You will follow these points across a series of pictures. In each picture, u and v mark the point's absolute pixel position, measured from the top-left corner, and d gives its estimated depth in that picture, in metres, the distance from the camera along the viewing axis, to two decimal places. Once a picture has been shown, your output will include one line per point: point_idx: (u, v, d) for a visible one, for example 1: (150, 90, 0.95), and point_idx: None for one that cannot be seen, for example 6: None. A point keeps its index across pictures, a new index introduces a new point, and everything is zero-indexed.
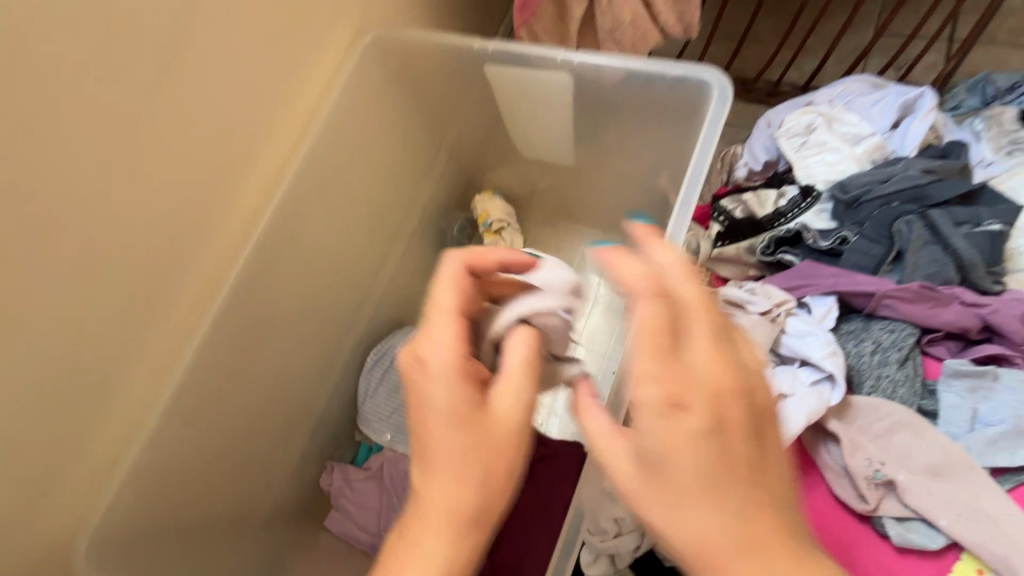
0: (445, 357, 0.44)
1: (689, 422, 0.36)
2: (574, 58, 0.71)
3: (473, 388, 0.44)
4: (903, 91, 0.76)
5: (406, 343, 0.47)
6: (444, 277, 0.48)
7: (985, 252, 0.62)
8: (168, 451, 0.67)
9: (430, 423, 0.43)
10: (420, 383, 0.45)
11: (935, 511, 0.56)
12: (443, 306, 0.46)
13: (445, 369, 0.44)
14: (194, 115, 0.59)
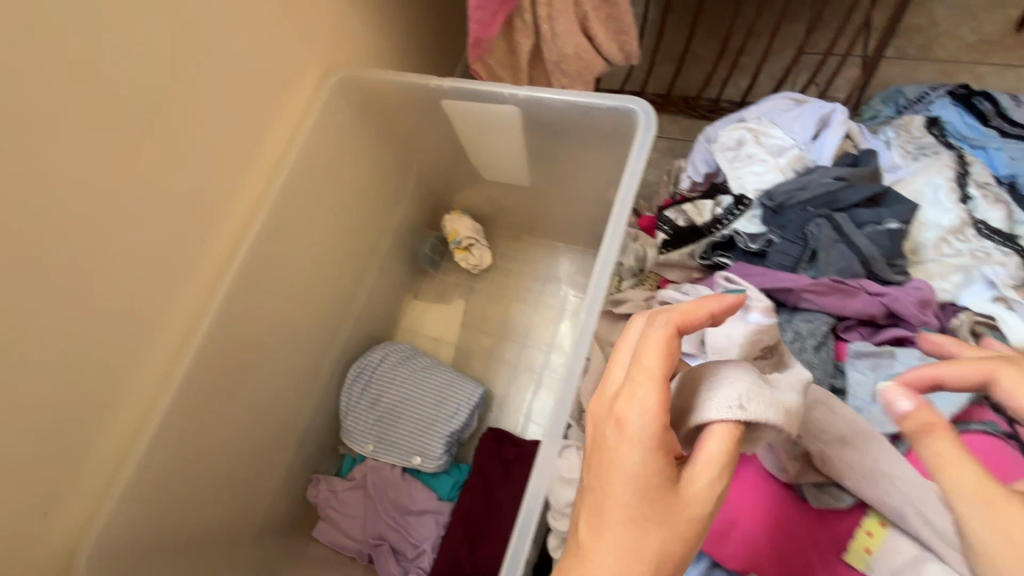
0: (642, 420, 0.37)
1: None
2: (518, 93, 0.77)
3: (669, 460, 0.37)
4: (820, 107, 0.85)
5: (600, 386, 0.42)
6: (653, 336, 0.39)
7: (887, 248, 0.70)
8: (161, 471, 0.72)
9: (612, 485, 0.37)
10: (611, 440, 0.38)
11: (845, 474, 0.53)
12: (648, 368, 0.38)
13: (640, 438, 0.37)
14: (173, 160, 0.65)
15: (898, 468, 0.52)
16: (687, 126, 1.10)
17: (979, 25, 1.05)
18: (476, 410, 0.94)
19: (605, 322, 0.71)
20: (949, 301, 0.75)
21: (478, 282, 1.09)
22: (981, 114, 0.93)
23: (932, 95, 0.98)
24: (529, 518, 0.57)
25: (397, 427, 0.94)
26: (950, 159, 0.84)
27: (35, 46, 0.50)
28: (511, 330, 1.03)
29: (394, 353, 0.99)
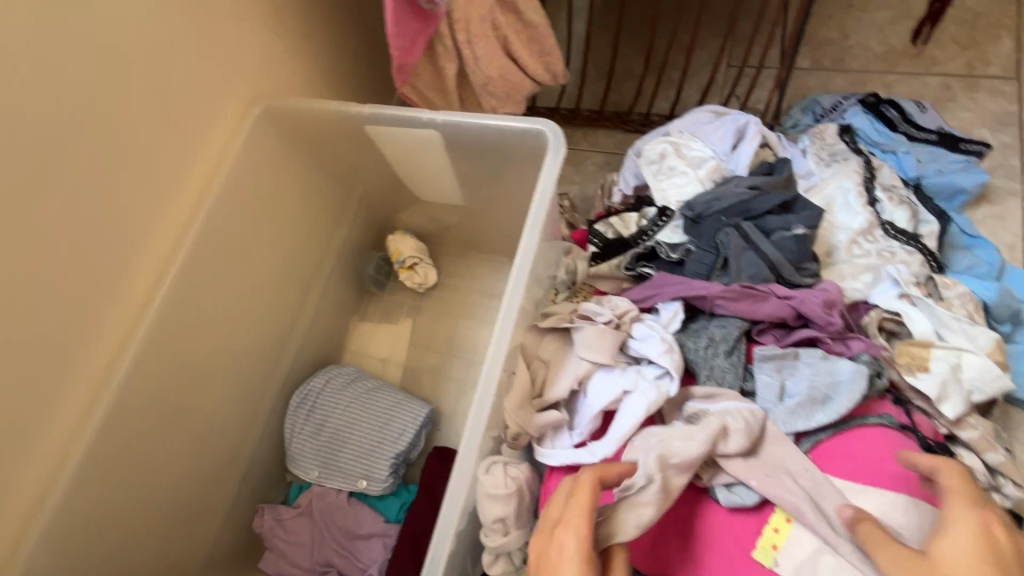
0: (579, 547, 0.45)
1: (974, 556, 0.40)
2: (435, 117, 0.81)
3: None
4: (736, 120, 0.89)
5: (541, 523, 0.50)
6: (581, 481, 0.50)
7: (795, 253, 0.74)
8: (84, 505, 0.72)
9: None
10: (554, 561, 0.45)
11: (748, 473, 0.57)
12: (579, 498, 0.48)
13: (574, 554, 0.44)
14: (82, 197, 0.65)
15: (796, 461, 0.57)
16: (623, 140, 1.13)
17: (886, 37, 1.12)
18: (423, 430, 0.94)
19: (532, 335, 0.72)
20: (862, 299, 0.79)
21: (425, 301, 1.08)
22: (890, 120, 0.99)
23: (845, 104, 1.03)
24: (446, 532, 0.60)
25: (342, 453, 0.93)
26: (857, 165, 0.89)
27: None
28: (458, 347, 1.03)
29: (339, 376, 0.98)
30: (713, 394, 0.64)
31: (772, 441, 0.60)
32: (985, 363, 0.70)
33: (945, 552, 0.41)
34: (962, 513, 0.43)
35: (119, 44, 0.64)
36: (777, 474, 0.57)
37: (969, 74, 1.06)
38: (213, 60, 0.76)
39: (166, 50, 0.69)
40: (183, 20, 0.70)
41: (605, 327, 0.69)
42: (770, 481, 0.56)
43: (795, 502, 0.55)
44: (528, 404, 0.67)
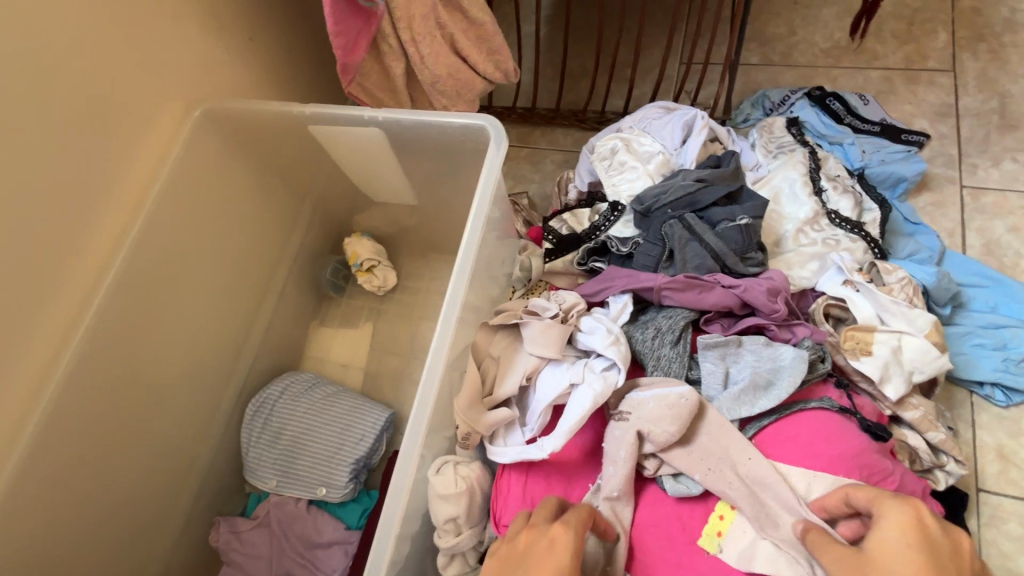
0: (574, 537, 0.49)
1: (905, 539, 0.44)
2: (378, 116, 0.81)
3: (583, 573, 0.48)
4: (684, 114, 0.90)
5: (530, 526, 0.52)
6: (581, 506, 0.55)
7: (739, 243, 0.75)
8: (18, 522, 0.70)
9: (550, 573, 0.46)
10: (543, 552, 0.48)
11: (691, 467, 0.60)
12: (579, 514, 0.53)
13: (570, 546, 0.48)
14: (4, 205, 0.63)
15: (740, 450, 0.59)
16: (581, 138, 1.14)
17: (831, 33, 1.15)
18: (383, 434, 0.93)
19: (483, 333, 0.72)
20: (810, 287, 0.81)
21: (384, 304, 1.06)
22: (835, 113, 1.01)
23: (793, 97, 1.05)
24: (389, 533, 0.58)
25: (300, 461, 0.91)
26: (802, 156, 0.91)
27: None
28: (419, 348, 1.01)
29: (296, 384, 0.96)
30: (653, 382, 0.65)
31: (709, 432, 0.61)
32: (924, 344, 0.72)
33: (882, 542, 0.45)
34: (890, 506, 0.47)
35: (39, 46, 0.62)
36: (716, 463, 0.59)
37: (909, 67, 1.10)
38: (147, 62, 0.74)
39: (92, 52, 0.67)
40: (110, 21, 0.68)
41: (552, 321, 0.69)
42: (712, 475, 0.59)
43: (737, 494, 0.58)
44: (478, 403, 0.66)
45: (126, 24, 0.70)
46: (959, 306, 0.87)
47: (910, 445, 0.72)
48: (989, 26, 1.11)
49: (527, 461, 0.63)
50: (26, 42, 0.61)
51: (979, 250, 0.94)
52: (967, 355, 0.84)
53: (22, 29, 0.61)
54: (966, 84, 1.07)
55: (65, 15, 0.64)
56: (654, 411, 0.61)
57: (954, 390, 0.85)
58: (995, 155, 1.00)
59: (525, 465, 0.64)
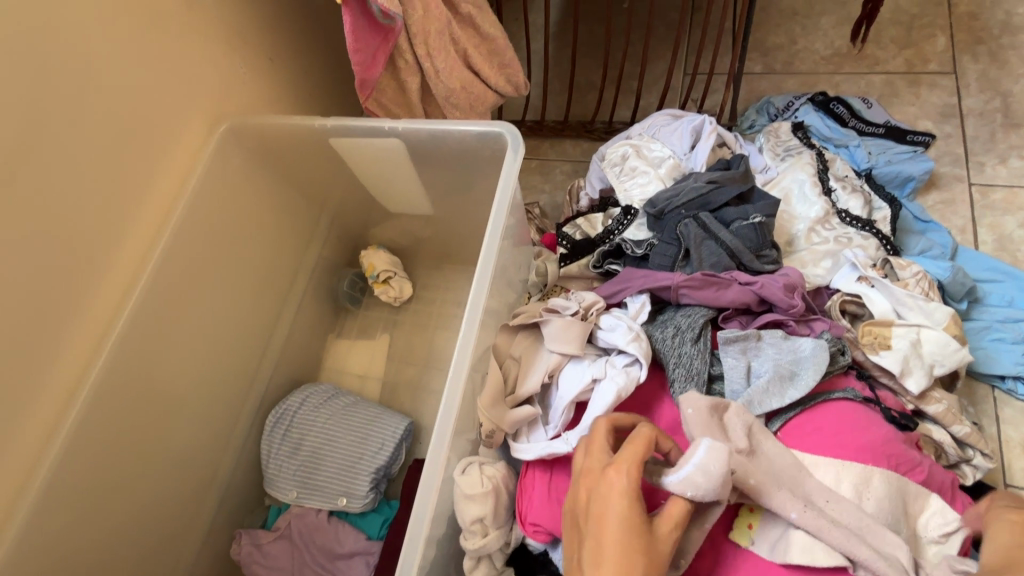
0: (631, 481, 0.48)
1: None
2: (396, 127, 0.83)
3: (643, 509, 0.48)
4: (692, 119, 0.92)
5: (591, 463, 0.52)
6: (641, 432, 0.53)
7: (753, 240, 0.76)
8: (47, 535, 0.71)
9: (608, 522, 0.47)
10: (603, 494, 0.49)
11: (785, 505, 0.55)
12: (637, 446, 0.51)
13: (628, 492, 0.47)
14: (43, 214, 0.66)
15: (822, 494, 0.56)
16: (589, 148, 1.16)
17: (831, 40, 1.18)
18: (403, 443, 0.93)
19: (503, 335, 0.73)
20: (824, 284, 0.81)
21: (400, 314, 1.07)
22: (839, 117, 1.03)
23: (797, 103, 1.07)
24: (417, 535, 0.58)
25: (320, 470, 0.91)
26: (810, 157, 0.92)
27: None
28: (436, 357, 1.02)
29: (316, 394, 0.97)
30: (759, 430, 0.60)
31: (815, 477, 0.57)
32: (943, 337, 0.72)
33: None
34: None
35: (76, 67, 0.65)
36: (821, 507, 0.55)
37: (910, 71, 1.12)
38: (176, 81, 0.77)
39: (126, 71, 0.71)
40: (141, 43, 0.71)
41: (573, 318, 0.70)
42: (809, 513, 0.54)
43: (839, 535, 0.53)
44: (501, 401, 0.67)
45: (153, 47, 0.73)
46: (975, 302, 0.87)
47: (935, 440, 0.71)
48: (987, 29, 1.13)
49: (553, 458, 0.64)
50: (62, 65, 0.64)
51: (991, 246, 0.95)
52: (986, 350, 0.84)
53: (58, 54, 0.63)
54: (968, 85, 1.09)
55: (101, 36, 0.67)
56: (708, 486, 0.50)
57: (975, 385, 0.85)
58: (1002, 153, 1.02)
59: (552, 463, 0.64)
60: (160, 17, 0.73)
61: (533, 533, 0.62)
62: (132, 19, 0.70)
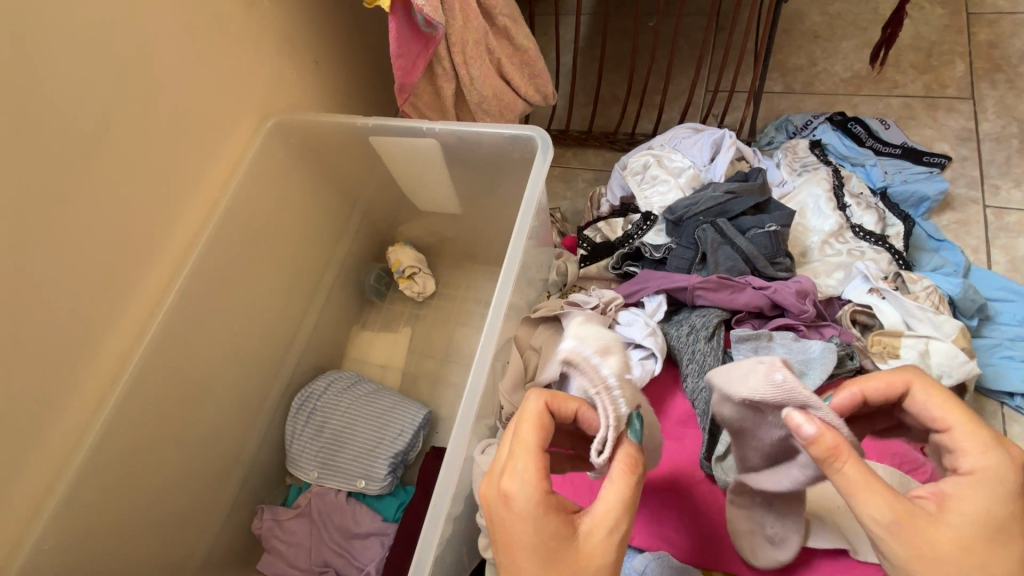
0: (525, 489, 0.47)
1: (978, 526, 0.41)
2: (432, 129, 0.89)
3: (554, 516, 0.46)
4: (713, 133, 0.96)
5: (488, 470, 0.51)
6: (528, 415, 0.50)
7: (768, 248, 0.80)
8: (90, 498, 0.75)
9: (520, 557, 0.46)
10: (504, 514, 0.48)
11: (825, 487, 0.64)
12: (527, 445, 0.49)
13: (528, 506, 0.46)
14: (112, 193, 0.71)
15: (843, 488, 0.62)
16: (611, 158, 1.20)
17: (851, 64, 1.21)
18: (421, 431, 0.97)
19: (525, 327, 0.77)
20: (836, 295, 0.84)
21: (422, 310, 1.11)
22: (856, 136, 1.06)
23: (815, 122, 1.10)
24: (439, 508, 0.62)
25: (342, 453, 0.95)
26: (826, 173, 0.95)
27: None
28: (455, 351, 1.06)
29: (339, 381, 1.01)
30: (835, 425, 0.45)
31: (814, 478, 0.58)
32: (951, 348, 0.74)
33: (955, 516, 0.42)
34: (872, 499, 0.42)
35: (150, 60, 0.71)
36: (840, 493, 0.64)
37: (928, 95, 1.15)
38: (233, 77, 0.83)
39: (192, 66, 0.77)
40: (206, 42, 0.78)
41: (592, 312, 0.74)
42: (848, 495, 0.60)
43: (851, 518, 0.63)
44: (521, 387, 0.72)
45: (215, 46, 0.79)
46: (987, 319, 0.89)
47: None
48: (1005, 57, 1.16)
49: None
50: (133, 62, 0.70)
51: (1004, 267, 0.96)
52: (996, 366, 0.85)
53: (134, 50, 0.69)
54: (985, 111, 1.11)
55: (174, 34, 0.73)
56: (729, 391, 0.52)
57: (984, 401, 0.86)
58: (1017, 177, 1.04)
59: None
60: (224, 19, 0.79)
61: None
62: (198, 19, 0.76)
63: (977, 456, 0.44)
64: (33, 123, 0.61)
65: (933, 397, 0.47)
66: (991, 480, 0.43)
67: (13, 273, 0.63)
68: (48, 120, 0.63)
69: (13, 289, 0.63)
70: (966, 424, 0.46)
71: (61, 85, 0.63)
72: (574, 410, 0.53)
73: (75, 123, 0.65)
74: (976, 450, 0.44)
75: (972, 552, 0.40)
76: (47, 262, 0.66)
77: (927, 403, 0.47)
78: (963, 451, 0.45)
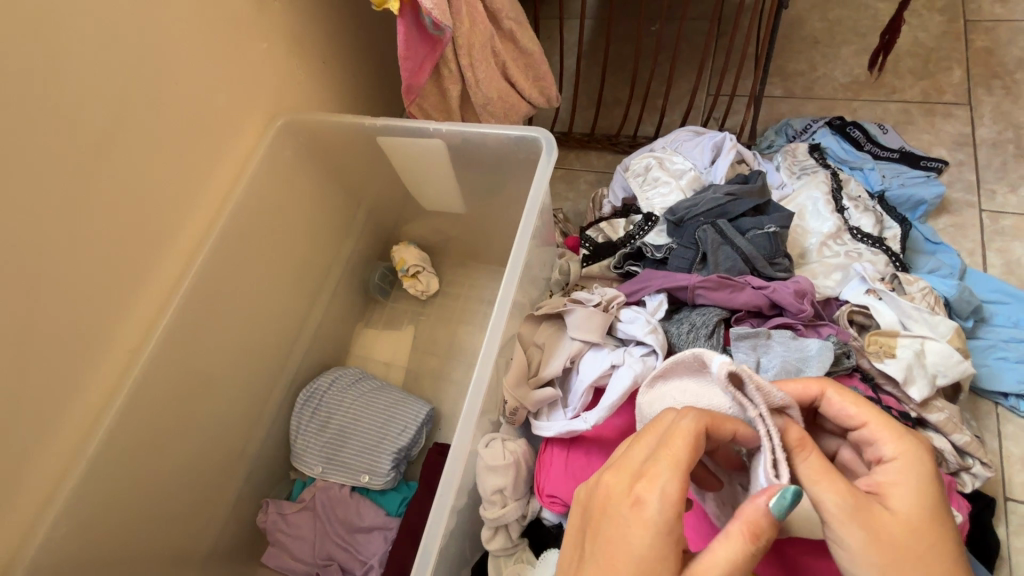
0: (660, 507, 0.42)
1: (911, 513, 0.43)
2: (438, 129, 0.90)
3: (673, 545, 0.42)
4: (714, 136, 0.98)
5: (622, 460, 0.46)
6: (683, 428, 0.44)
7: (767, 249, 0.81)
8: (99, 488, 0.76)
9: (621, 568, 0.42)
10: (625, 516, 0.43)
11: None
12: (677, 461, 0.42)
13: (656, 524, 0.42)
14: (125, 188, 0.73)
15: None
16: (613, 160, 1.22)
17: (850, 69, 1.23)
18: (424, 427, 0.98)
19: (528, 324, 0.79)
20: (834, 295, 0.86)
21: (426, 308, 1.12)
22: (855, 140, 1.08)
23: (815, 126, 1.12)
24: (442, 502, 0.63)
25: (345, 448, 0.96)
26: (825, 176, 0.97)
27: (19, 93, 0.60)
28: (458, 349, 1.07)
29: (344, 377, 1.03)
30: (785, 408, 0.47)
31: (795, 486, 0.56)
32: (946, 348, 0.75)
33: (893, 506, 0.43)
34: (831, 485, 0.43)
35: (164, 59, 0.73)
36: None
37: (926, 100, 1.17)
38: (243, 76, 0.85)
39: (204, 65, 0.78)
40: (218, 42, 0.79)
41: (595, 309, 0.76)
42: None
43: None
44: (524, 382, 0.73)
45: (227, 46, 0.81)
46: (981, 321, 0.90)
47: (935, 448, 0.74)
48: (1002, 64, 1.18)
49: (572, 435, 0.69)
50: (147, 62, 0.71)
51: (999, 270, 0.98)
52: (990, 367, 0.87)
53: (149, 49, 0.71)
54: (982, 117, 1.13)
55: (187, 34, 0.75)
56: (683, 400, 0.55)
57: (979, 401, 0.88)
58: (1012, 181, 1.05)
59: (571, 438, 0.70)
60: (235, 20, 0.81)
61: (550, 504, 0.68)
62: (211, 19, 0.78)
63: (900, 446, 0.45)
64: (50, 121, 0.63)
65: (852, 397, 0.48)
66: (916, 470, 0.44)
67: (28, 266, 0.64)
68: (65, 118, 0.64)
69: (30, 281, 0.65)
70: (883, 417, 0.47)
71: (79, 83, 0.65)
72: (732, 432, 0.45)
73: (91, 121, 0.67)
74: (898, 443, 0.46)
75: (903, 540, 0.42)
76: (62, 257, 0.67)
77: (849, 406, 0.48)
78: (882, 441, 0.46)
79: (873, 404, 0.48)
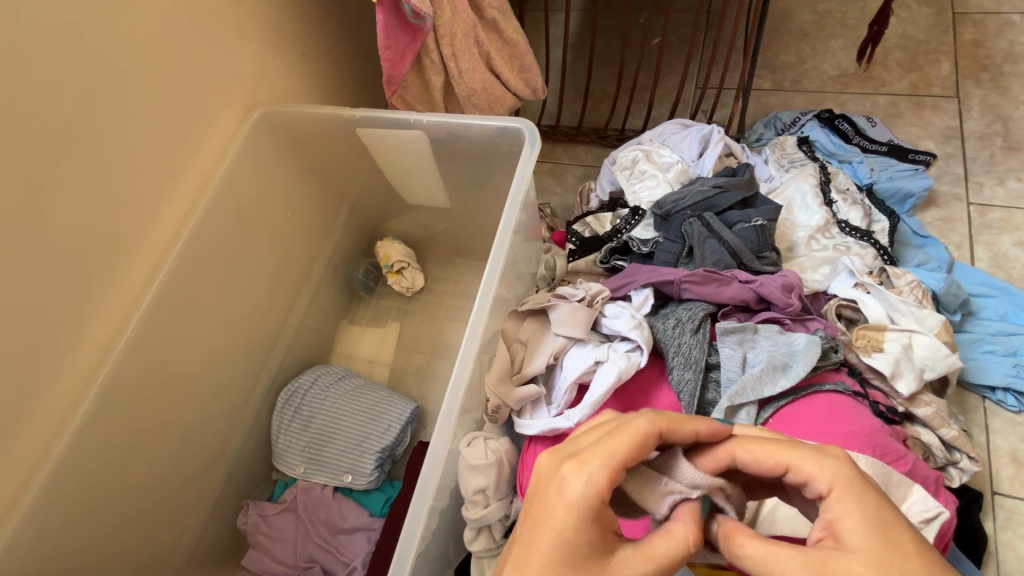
0: (587, 488, 0.41)
1: (869, 548, 0.39)
2: (419, 121, 0.88)
3: (596, 525, 0.41)
4: (701, 128, 0.97)
5: (559, 446, 0.45)
6: (635, 429, 0.42)
7: (754, 242, 0.80)
8: (68, 491, 0.74)
9: (539, 537, 0.41)
10: (550, 493, 0.42)
11: None
12: (618, 453, 0.41)
13: (579, 502, 0.41)
14: (93, 181, 0.70)
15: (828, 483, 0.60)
16: (601, 154, 1.20)
17: (839, 62, 1.22)
18: (409, 425, 0.96)
19: (512, 321, 0.77)
20: (822, 290, 0.84)
21: (411, 304, 1.10)
22: (844, 133, 1.07)
23: (803, 119, 1.11)
24: (421, 504, 0.61)
25: (327, 447, 0.94)
26: (813, 169, 0.96)
27: None
28: (445, 346, 1.05)
29: (326, 375, 1.00)
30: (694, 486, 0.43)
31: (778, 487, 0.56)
32: (934, 342, 0.75)
33: (851, 547, 0.39)
34: (784, 565, 0.40)
35: (132, 46, 0.70)
36: None
37: (915, 93, 1.16)
38: (218, 66, 0.82)
39: (175, 53, 0.76)
40: (191, 30, 0.77)
41: (579, 304, 0.74)
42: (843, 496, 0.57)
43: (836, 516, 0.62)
44: (507, 379, 0.71)
45: (200, 35, 0.78)
46: (969, 314, 0.90)
47: (923, 442, 0.74)
48: (990, 56, 1.17)
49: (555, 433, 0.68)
50: (114, 49, 0.68)
51: (987, 263, 0.98)
52: (978, 361, 0.86)
53: (116, 35, 0.68)
54: (970, 109, 1.12)
55: (157, 21, 0.72)
56: None
57: (967, 395, 0.88)
58: (1000, 174, 1.05)
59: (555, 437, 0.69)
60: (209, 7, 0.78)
61: None
62: (182, 5, 0.75)
63: (827, 474, 0.42)
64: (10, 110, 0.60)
65: (756, 445, 0.44)
66: (850, 493, 0.41)
67: None
68: (25, 105, 0.61)
69: None
70: (797, 452, 0.43)
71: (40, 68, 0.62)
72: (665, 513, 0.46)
73: (54, 109, 0.64)
74: (825, 473, 0.42)
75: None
76: (27, 251, 0.65)
77: (764, 458, 0.44)
78: (812, 478, 0.42)
79: (782, 444, 0.44)
